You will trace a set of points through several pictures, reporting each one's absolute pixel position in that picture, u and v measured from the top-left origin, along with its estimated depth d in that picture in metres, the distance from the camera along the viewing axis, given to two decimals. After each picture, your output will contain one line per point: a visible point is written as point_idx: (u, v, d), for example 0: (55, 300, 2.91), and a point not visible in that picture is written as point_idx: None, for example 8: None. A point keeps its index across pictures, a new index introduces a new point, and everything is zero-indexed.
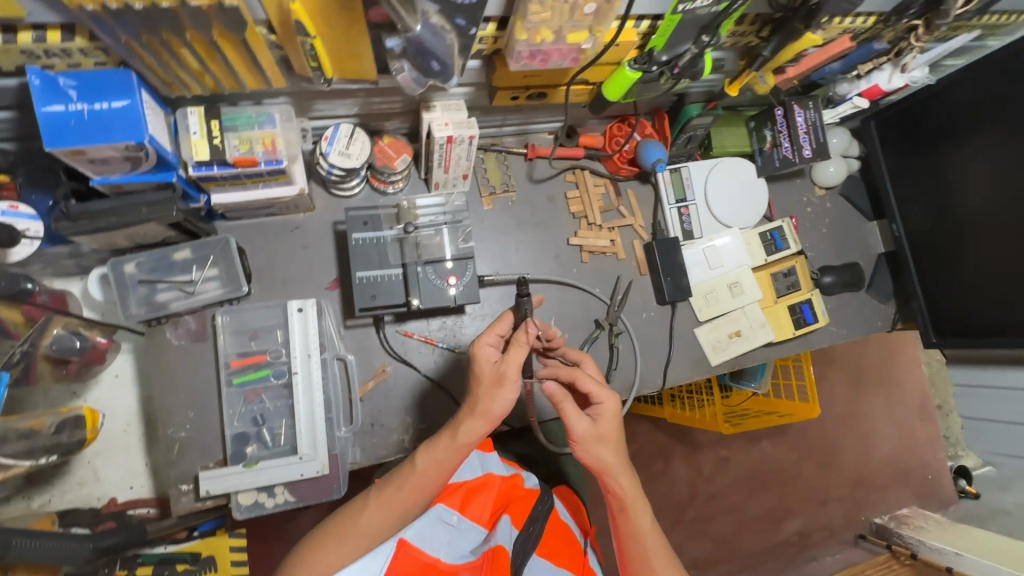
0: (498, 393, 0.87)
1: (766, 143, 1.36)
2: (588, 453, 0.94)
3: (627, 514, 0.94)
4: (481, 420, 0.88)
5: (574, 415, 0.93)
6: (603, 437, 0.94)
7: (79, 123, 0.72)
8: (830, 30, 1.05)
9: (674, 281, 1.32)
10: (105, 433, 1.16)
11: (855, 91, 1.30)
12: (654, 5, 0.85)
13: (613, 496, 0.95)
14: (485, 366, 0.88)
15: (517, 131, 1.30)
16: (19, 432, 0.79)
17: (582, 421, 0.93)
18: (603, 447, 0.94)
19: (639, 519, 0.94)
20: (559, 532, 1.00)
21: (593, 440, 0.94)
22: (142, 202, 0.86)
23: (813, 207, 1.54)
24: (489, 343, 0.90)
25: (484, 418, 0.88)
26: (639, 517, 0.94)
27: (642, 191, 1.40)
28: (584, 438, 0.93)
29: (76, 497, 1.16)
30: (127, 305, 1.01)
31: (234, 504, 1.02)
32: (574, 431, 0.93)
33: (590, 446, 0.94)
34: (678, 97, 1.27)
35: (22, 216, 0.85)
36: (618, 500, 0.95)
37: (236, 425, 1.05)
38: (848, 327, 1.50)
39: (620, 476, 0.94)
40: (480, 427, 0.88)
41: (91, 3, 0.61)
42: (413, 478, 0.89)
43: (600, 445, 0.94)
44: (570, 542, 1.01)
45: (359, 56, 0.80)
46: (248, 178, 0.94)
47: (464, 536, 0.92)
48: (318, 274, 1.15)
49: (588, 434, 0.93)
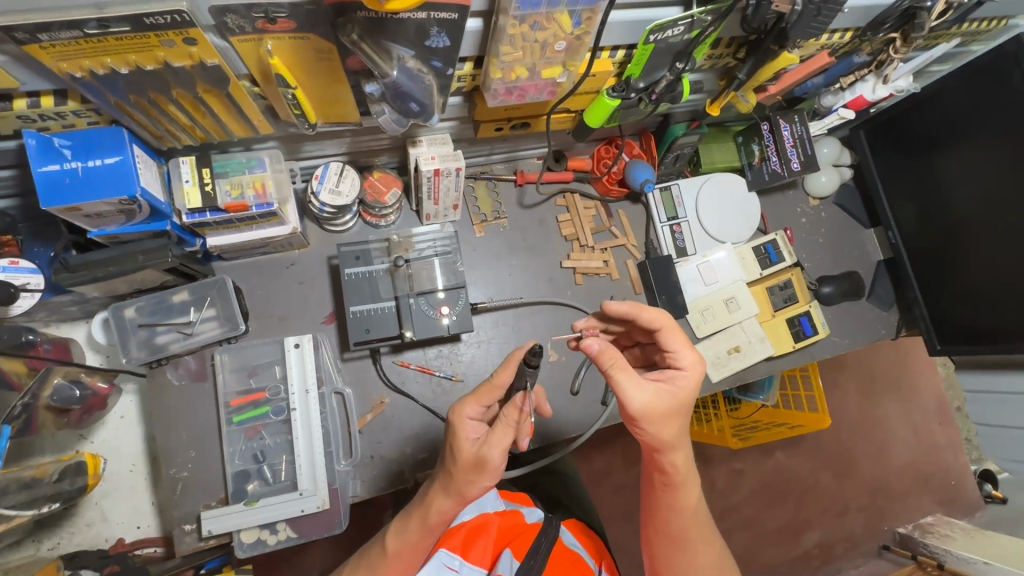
0: (477, 478, 0.85)
1: (755, 157, 1.37)
2: (649, 428, 0.87)
3: (676, 491, 0.96)
4: (453, 498, 0.89)
5: (632, 386, 0.85)
6: (664, 413, 0.86)
7: (73, 180, 0.75)
8: (807, 47, 1.06)
9: (669, 299, 1.33)
10: (112, 474, 1.18)
11: (840, 103, 1.30)
12: (627, 37, 0.86)
13: (666, 472, 0.94)
14: (465, 446, 0.86)
15: (505, 158, 1.32)
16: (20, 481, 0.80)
17: (641, 393, 0.85)
18: (665, 424, 0.87)
19: (687, 496, 0.96)
20: (566, 561, 1.00)
21: (653, 415, 0.85)
22: (137, 250, 0.88)
23: (808, 217, 1.53)
24: (467, 417, 0.88)
25: (457, 495, 0.89)
26: (682, 492, 0.95)
27: (633, 211, 1.41)
28: (647, 407, 0.85)
29: (83, 539, 1.16)
30: (127, 350, 1.04)
31: (236, 542, 1.02)
32: (642, 391, 0.85)
33: (651, 421, 0.86)
34: (662, 118, 1.29)
35: (22, 271, 0.86)
36: (669, 477, 0.94)
37: (237, 463, 1.06)
38: (852, 336, 1.48)
39: (677, 452, 0.91)
40: (450, 505, 0.90)
41: (78, 70, 0.64)
42: (385, 560, 0.98)
43: (661, 421, 0.86)
44: (579, 570, 1.00)
45: (341, 101, 0.83)
46: (241, 222, 0.97)
47: None
48: (314, 308, 1.16)
49: (650, 405, 0.85)
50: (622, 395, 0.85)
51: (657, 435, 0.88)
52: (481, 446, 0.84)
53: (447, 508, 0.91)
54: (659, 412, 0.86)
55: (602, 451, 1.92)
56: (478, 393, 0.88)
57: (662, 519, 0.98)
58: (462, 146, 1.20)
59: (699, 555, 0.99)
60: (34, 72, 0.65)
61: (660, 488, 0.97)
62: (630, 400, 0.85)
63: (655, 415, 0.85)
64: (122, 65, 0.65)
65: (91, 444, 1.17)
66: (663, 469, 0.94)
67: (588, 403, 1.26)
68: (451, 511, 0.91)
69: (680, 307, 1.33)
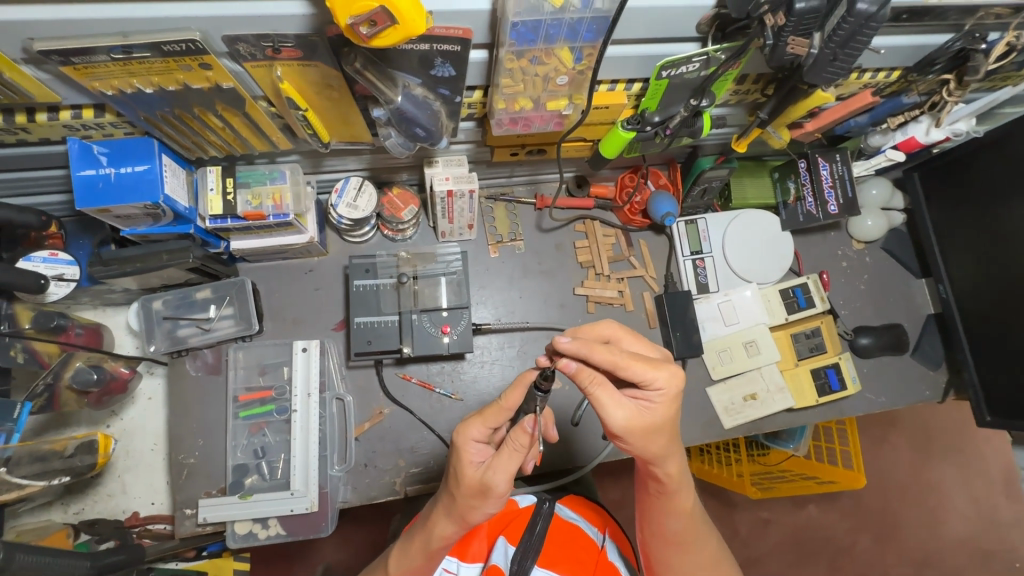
0: (483, 503, 0.82)
1: (790, 196, 1.29)
2: (634, 442, 0.84)
3: (669, 495, 0.94)
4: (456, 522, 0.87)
5: (612, 404, 0.80)
6: (648, 429, 0.82)
7: (106, 185, 0.82)
8: (847, 85, 1.00)
9: (684, 336, 1.27)
10: (133, 451, 1.26)
11: (890, 143, 1.21)
12: (638, 71, 0.85)
13: (658, 481, 0.93)
14: (471, 471, 0.83)
15: (527, 181, 1.32)
16: (36, 454, 0.86)
17: (622, 411, 0.80)
18: (651, 440, 0.84)
19: (682, 498, 0.95)
20: (561, 540, 1.01)
21: (637, 434, 0.82)
22: (164, 249, 0.96)
23: (850, 261, 1.43)
24: (474, 441, 0.84)
25: (459, 519, 0.86)
26: (678, 497, 0.94)
27: (655, 242, 1.37)
28: (628, 426, 0.81)
29: (104, 508, 1.24)
30: (151, 339, 1.13)
31: (229, 532, 1.07)
32: (619, 419, 0.81)
33: (634, 436, 0.83)
34: (692, 150, 1.25)
35: (60, 262, 0.92)
36: (661, 485, 0.93)
37: (238, 456, 1.11)
38: (889, 394, 1.37)
39: (668, 465, 0.88)
40: (454, 527, 0.87)
41: (109, 89, 0.70)
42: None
43: (646, 437, 0.83)
44: (577, 544, 1.02)
45: (353, 123, 0.86)
46: (259, 229, 1.02)
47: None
48: (326, 315, 1.21)
49: (631, 422, 0.81)
50: (604, 415, 0.81)
51: (644, 450, 0.85)
52: (485, 471, 0.80)
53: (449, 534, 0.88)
54: (642, 428, 0.82)
55: (615, 483, 1.86)
56: (484, 414, 0.84)
57: (657, 520, 0.99)
58: (481, 168, 1.21)
59: (692, 546, 1.00)
60: (73, 88, 0.72)
61: (654, 496, 0.96)
62: (612, 419, 0.81)
63: (639, 433, 0.81)
64: (147, 85, 0.71)
65: (119, 421, 1.27)
66: (654, 478, 0.93)
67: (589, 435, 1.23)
68: (453, 535, 0.89)
69: (696, 346, 1.28)
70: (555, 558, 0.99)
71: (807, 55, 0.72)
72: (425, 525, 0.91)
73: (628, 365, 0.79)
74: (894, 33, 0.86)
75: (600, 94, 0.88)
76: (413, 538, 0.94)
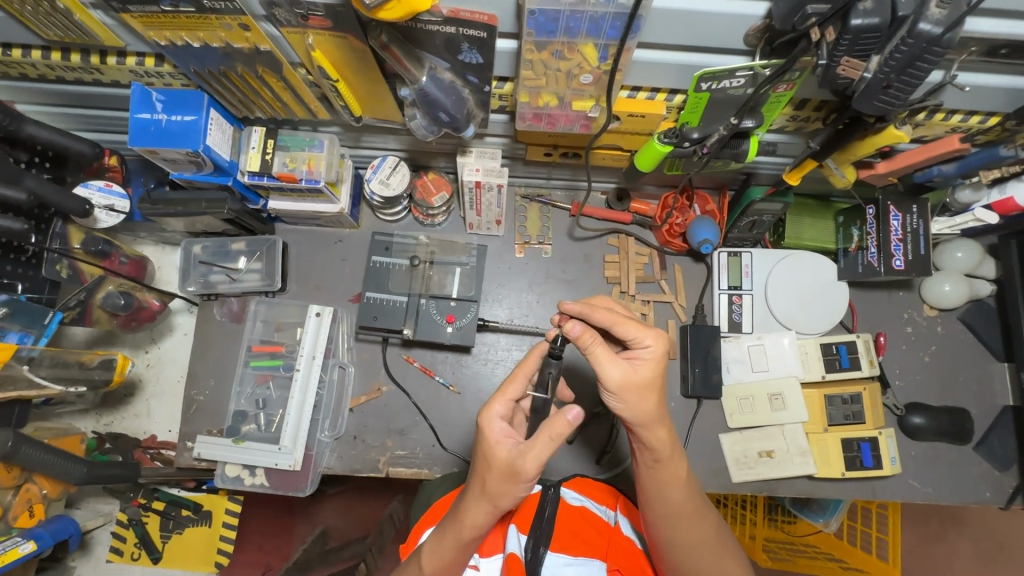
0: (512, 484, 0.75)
1: (852, 243, 1.17)
2: (625, 403, 0.82)
3: (663, 463, 0.86)
4: (495, 495, 0.77)
5: (608, 358, 0.80)
6: (644, 385, 0.81)
7: (156, 129, 0.89)
8: (929, 126, 0.88)
9: (703, 374, 1.19)
10: (164, 379, 1.39)
11: (982, 202, 1.06)
12: (678, 81, 0.79)
13: (649, 449, 0.86)
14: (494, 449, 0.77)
15: (566, 186, 1.28)
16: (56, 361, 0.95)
17: (618, 366, 0.81)
18: (643, 397, 0.81)
19: (676, 466, 0.87)
20: (572, 523, 0.95)
21: (632, 388, 0.81)
22: (203, 197, 1.03)
23: (916, 327, 1.27)
24: (499, 414, 0.80)
25: (497, 490, 0.77)
26: (675, 467, 0.87)
27: (692, 270, 1.28)
28: (622, 383, 0.80)
29: (129, 425, 1.36)
30: (185, 279, 1.20)
31: (219, 472, 1.13)
32: (613, 376, 0.80)
33: (628, 396, 0.81)
34: (745, 177, 1.16)
35: (114, 194, 0.99)
36: (654, 453, 0.86)
37: (240, 403, 1.16)
38: (936, 485, 1.19)
39: (654, 429, 0.84)
40: (484, 514, 0.77)
41: (162, 39, 0.77)
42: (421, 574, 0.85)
43: (639, 394, 0.81)
44: (590, 526, 0.96)
45: (383, 99, 0.88)
46: (292, 192, 1.07)
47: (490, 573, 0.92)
48: (347, 285, 1.24)
49: (627, 378, 0.80)
50: (602, 371, 0.80)
51: (633, 411, 0.82)
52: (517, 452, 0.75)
53: (489, 513, 0.77)
54: (638, 384, 0.81)
55: None
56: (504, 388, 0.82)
57: (658, 500, 0.89)
58: (518, 165, 1.19)
59: (703, 521, 0.90)
60: (135, 36, 0.79)
61: (649, 471, 0.88)
62: (609, 374, 0.80)
63: (637, 387, 0.80)
64: (194, 40, 0.77)
65: (157, 350, 1.39)
66: (645, 447, 0.86)
67: None
68: (488, 520, 0.78)
69: (713, 388, 1.19)
70: (567, 540, 0.91)
71: (860, 79, 0.64)
72: (457, 512, 0.80)
73: (620, 319, 0.84)
74: (984, 68, 0.75)
75: (636, 102, 0.84)
76: (445, 530, 0.81)
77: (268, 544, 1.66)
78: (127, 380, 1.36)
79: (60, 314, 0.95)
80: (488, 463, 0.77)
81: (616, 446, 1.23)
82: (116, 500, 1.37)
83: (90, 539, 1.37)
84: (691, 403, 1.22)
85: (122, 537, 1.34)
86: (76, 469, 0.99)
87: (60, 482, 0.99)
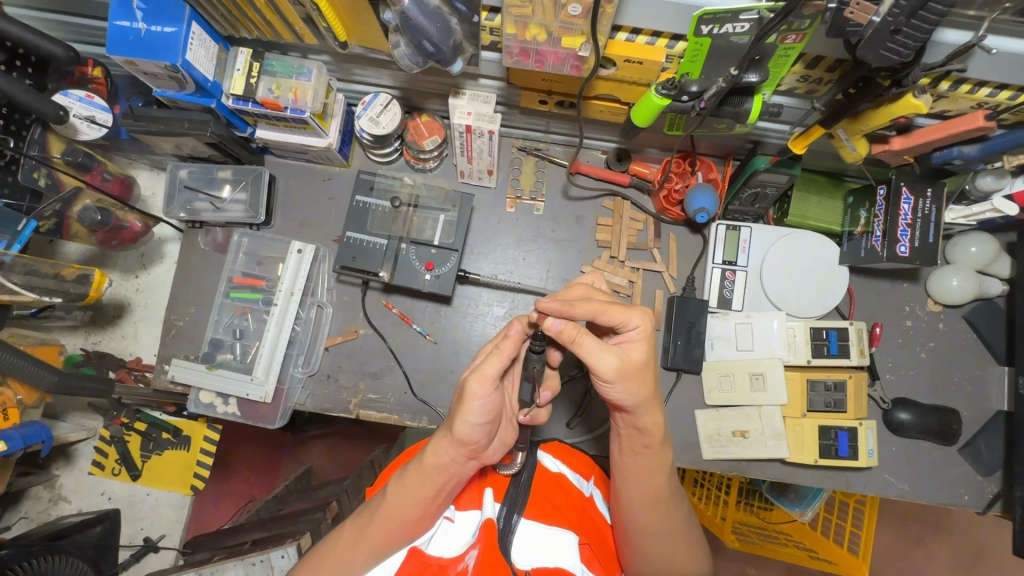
0: (461, 414, 0.72)
1: (858, 226, 1.10)
2: (617, 390, 0.77)
3: (653, 449, 0.82)
4: (493, 404, 0.73)
5: (601, 349, 0.75)
6: (641, 368, 0.77)
7: (135, 38, 0.86)
8: (953, 99, 0.82)
9: (686, 347, 1.15)
10: (152, 304, 1.41)
11: (1003, 191, 0.98)
12: (677, 24, 0.74)
13: (641, 432, 0.82)
14: (469, 405, 0.71)
15: (566, 141, 1.23)
16: (26, 268, 0.99)
17: (612, 354, 0.75)
18: (643, 381, 0.77)
19: (664, 453, 0.83)
20: (549, 491, 0.84)
21: (632, 373, 0.76)
22: (186, 118, 1.00)
23: (916, 321, 1.21)
24: (489, 373, 0.72)
25: (494, 401, 0.73)
26: (662, 453, 0.83)
27: (688, 241, 1.23)
28: (616, 375, 0.75)
29: (116, 345, 1.39)
30: (169, 205, 1.18)
31: (194, 398, 1.14)
32: (601, 371, 0.75)
33: (628, 385, 0.76)
34: (753, 146, 1.11)
35: (95, 106, 1.00)
36: (647, 436, 0.82)
37: (217, 332, 1.15)
38: (914, 483, 1.16)
39: (650, 413, 0.80)
40: (453, 451, 0.74)
41: None
42: (382, 510, 0.76)
43: (638, 379, 0.77)
44: (567, 498, 0.85)
45: (369, 28, 0.86)
46: (279, 121, 1.04)
47: (461, 531, 0.81)
48: (331, 223, 1.23)
49: (623, 367, 0.75)
50: (596, 364, 0.75)
51: (633, 396, 0.77)
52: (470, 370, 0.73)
53: (483, 424, 0.72)
54: (635, 368, 0.76)
55: None
56: (501, 345, 0.74)
57: (631, 483, 0.84)
58: (515, 114, 1.14)
59: (674, 510, 0.86)
60: None
61: (632, 453, 0.84)
62: (604, 365, 0.75)
63: (633, 372, 0.75)
64: None
65: (146, 275, 1.40)
66: (638, 429, 0.82)
67: (553, 420, 1.16)
68: (481, 434, 0.73)
69: (694, 362, 1.15)
70: (542, 508, 0.81)
71: (868, 24, 0.62)
72: (450, 419, 0.75)
73: (604, 307, 0.76)
74: (1016, 30, 0.69)
75: (634, 45, 0.79)
76: (441, 435, 0.76)
77: (254, 477, 1.64)
78: (114, 301, 1.37)
79: (32, 222, 1.00)
80: (483, 372, 0.72)
81: (592, 410, 1.15)
82: (101, 416, 1.42)
83: (75, 451, 1.42)
84: (671, 376, 1.18)
85: (105, 452, 1.39)
86: (43, 375, 1.01)
87: (30, 384, 1.02)
